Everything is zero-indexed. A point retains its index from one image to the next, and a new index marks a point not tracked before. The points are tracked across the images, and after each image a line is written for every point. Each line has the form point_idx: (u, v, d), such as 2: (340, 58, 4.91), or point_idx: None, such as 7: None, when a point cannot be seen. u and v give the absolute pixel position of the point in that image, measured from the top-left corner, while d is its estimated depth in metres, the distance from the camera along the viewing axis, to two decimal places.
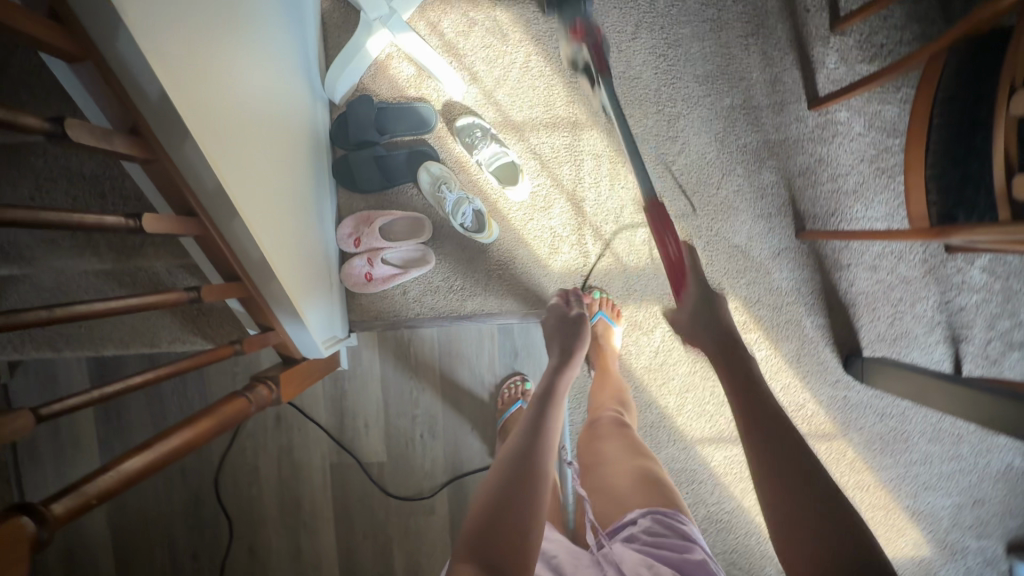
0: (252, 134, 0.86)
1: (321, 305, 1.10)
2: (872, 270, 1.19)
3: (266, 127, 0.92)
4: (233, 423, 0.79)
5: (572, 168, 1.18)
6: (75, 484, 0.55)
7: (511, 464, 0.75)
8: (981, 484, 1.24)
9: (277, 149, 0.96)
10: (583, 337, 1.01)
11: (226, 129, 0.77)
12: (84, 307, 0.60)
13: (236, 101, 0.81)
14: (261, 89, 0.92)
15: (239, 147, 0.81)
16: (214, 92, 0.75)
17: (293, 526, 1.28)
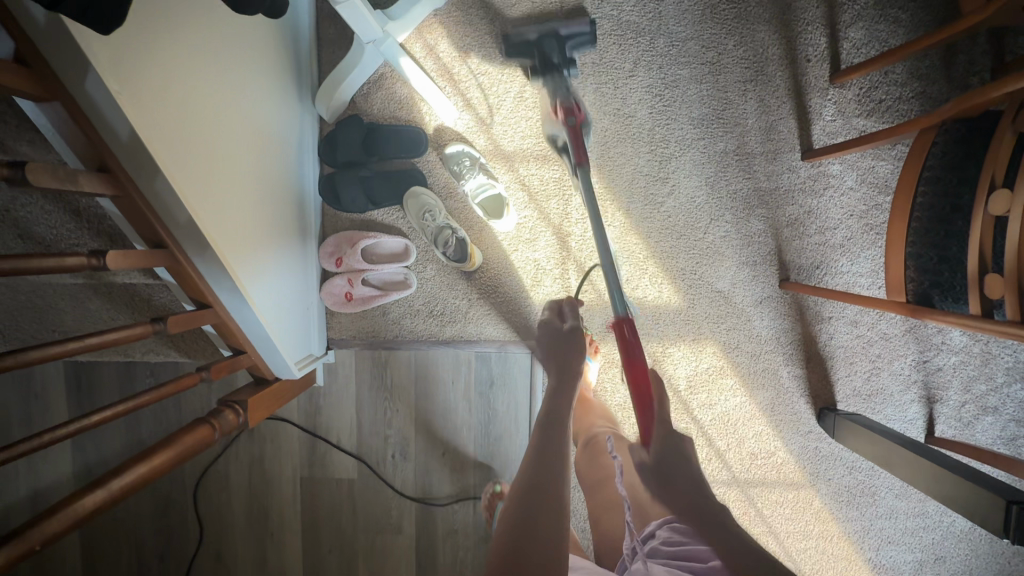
0: (236, 156, 0.85)
1: (298, 322, 1.09)
2: (852, 324, 1.19)
3: (252, 145, 0.91)
4: (192, 454, 0.79)
5: (559, 203, 1.17)
6: (19, 529, 0.54)
7: (521, 499, 0.69)
8: (944, 542, 1.24)
9: (262, 166, 0.95)
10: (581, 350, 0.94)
11: (204, 157, 0.76)
12: (58, 346, 0.59)
13: (220, 125, 0.80)
14: (250, 105, 0.90)
15: (219, 174, 0.80)
16: (194, 119, 0.73)
17: (260, 535, 1.29)
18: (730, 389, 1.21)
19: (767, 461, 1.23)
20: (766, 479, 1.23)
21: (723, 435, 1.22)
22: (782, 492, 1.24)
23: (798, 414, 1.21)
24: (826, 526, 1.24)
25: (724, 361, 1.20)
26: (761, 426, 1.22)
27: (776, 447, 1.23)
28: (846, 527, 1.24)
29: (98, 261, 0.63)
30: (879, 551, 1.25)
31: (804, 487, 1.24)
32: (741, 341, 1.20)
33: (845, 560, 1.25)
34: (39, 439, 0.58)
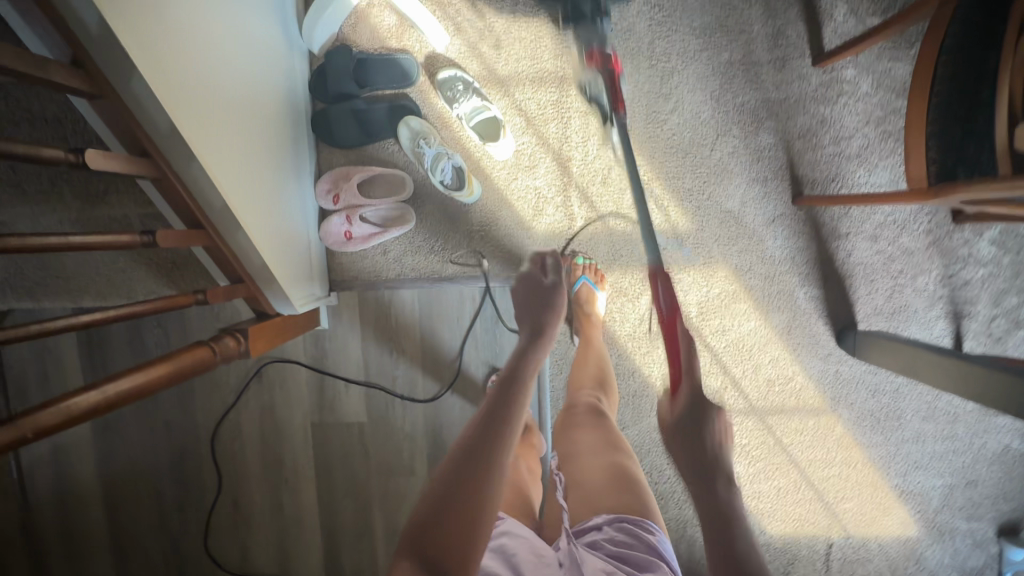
0: (217, 72, 0.82)
1: (298, 260, 1.08)
2: (871, 240, 1.13)
3: (236, 67, 0.88)
4: (192, 372, 0.79)
5: (558, 126, 1.13)
6: (11, 417, 0.54)
7: (470, 439, 0.63)
8: (975, 466, 1.19)
9: (249, 92, 0.92)
10: (557, 312, 0.93)
11: (183, 66, 0.73)
12: (38, 239, 0.58)
13: (197, 37, 0.78)
14: (229, 27, 0.88)
15: (203, 88, 0.78)
16: (167, 24, 0.71)
17: (275, 482, 1.30)
18: (743, 313, 1.17)
19: (785, 387, 1.19)
20: (784, 405, 1.20)
21: (738, 361, 1.18)
22: (802, 420, 1.20)
23: (816, 337, 1.17)
24: (849, 452, 1.20)
25: (736, 285, 1.16)
26: (777, 351, 1.18)
27: (793, 372, 1.18)
28: (869, 453, 1.20)
29: (77, 158, 0.61)
30: (905, 476, 1.21)
31: (824, 412, 1.19)
32: (754, 263, 1.15)
33: (870, 486, 1.21)
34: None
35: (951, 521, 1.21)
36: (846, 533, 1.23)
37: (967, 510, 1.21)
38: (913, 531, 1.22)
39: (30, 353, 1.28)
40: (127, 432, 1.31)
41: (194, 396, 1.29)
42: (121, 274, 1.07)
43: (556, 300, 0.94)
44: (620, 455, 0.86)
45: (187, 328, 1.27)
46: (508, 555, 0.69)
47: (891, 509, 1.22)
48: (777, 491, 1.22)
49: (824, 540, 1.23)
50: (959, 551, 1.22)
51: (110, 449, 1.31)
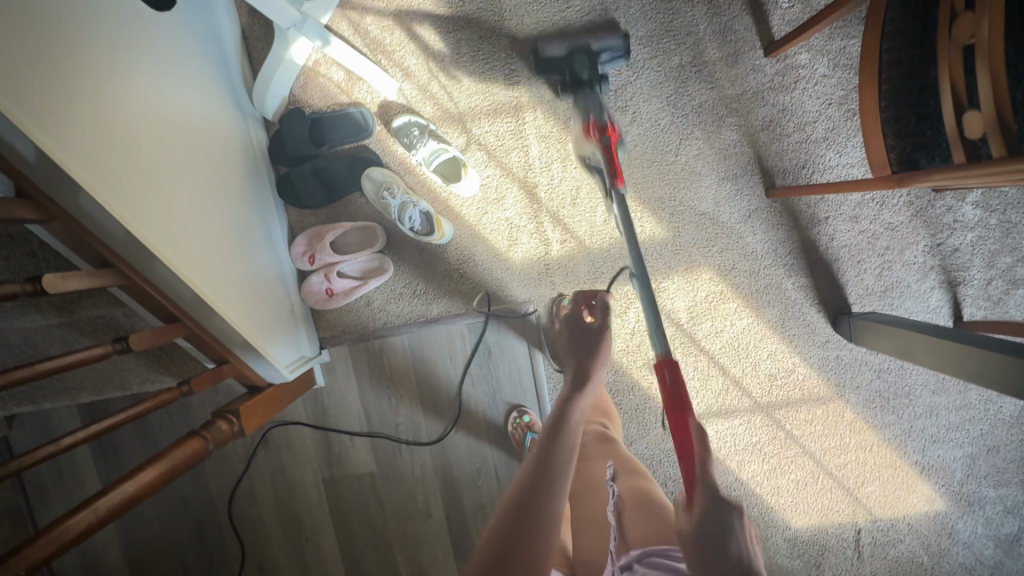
0: (173, 169, 0.83)
1: (280, 324, 1.07)
2: (852, 220, 1.11)
3: (191, 157, 0.89)
4: (188, 465, 0.80)
5: (520, 155, 1.13)
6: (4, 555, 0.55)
7: (511, 516, 0.64)
8: (993, 432, 1.17)
9: (206, 169, 0.93)
10: (602, 360, 0.86)
11: (138, 173, 0.75)
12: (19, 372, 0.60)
13: (146, 137, 0.79)
14: (183, 119, 0.90)
15: (161, 189, 0.79)
16: (117, 136, 0.72)
17: (296, 542, 1.30)
18: (734, 312, 1.15)
19: (787, 379, 1.17)
20: (790, 398, 1.18)
21: (737, 360, 1.17)
22: (810, 409, 1.18)
23: (811, 326, 1.15)
24: (863, 436, 1.18)
25: (723, 285, 1.14)
26: (775, 344, 1.16)
27: (794, 363, 1.16)
28: (884, 435, 1.18)
29: (34, 287, 0.62)
30: (924, 452, 1.18)
31: (832, 399, 1.17)
32: (736, 261, 1.14)
33: (889, 467, 1.19)
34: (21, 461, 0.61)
35: (978, 490, 1.19)
36: (872, 517, 1.21)
37: (993, 477, 1.18)
38: (941, 505, 1.20)
39: None
40: (147, 512, 1.33)
41: (205, 468, 1.30)
42: (112, 367, 1.07)
43: (603, 347, 0.86)
44: (642, 479, 0.87)
45: (189, 403, 1.29)
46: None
47: (914, 487, 1.19)
48: (796, 484, 1.20)
49: (851, 526, 1.21)
50: (992, 520, 1.20)
51: (132, 533, 1.32)
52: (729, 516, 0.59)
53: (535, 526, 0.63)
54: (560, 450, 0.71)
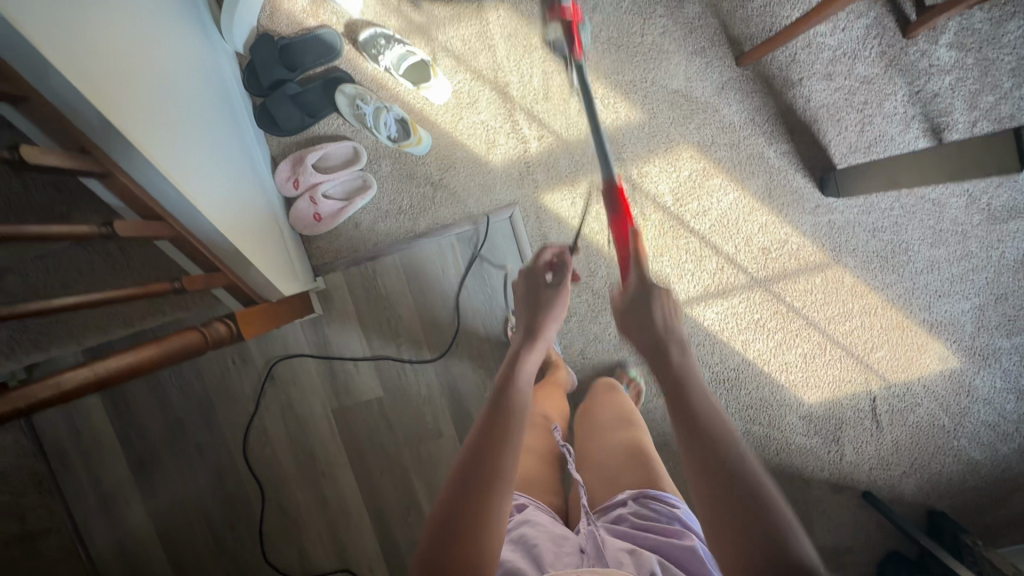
0: (151, 77, 0.84)
1: (268, 239, 1.09)
2: (827, 79, 1.11)
3: (168, 70, 0.90)
4: (186, 355, 0.83)
5: (487, 56, 1.15)
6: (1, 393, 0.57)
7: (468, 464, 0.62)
8: (1000, 279, 1.15)
9: (185, 86, 0.94)
10: (556, 312, 0.87)
11: (115, 71, 0.75)
12: (14, 227, 0.63)
13: (120, 42, 0.79)
14: (154, 35, 0.90)
15: (139, 90, 0.79)
16: (92, 33, 0.73)
17: (313, 477, 1.31)
18: (720, 188, 1.15)
19: (782, 251, 1.16)
20: (787, 270, 1.16)
21: (728, 238, 1.16)
22: (808, 279, 1.16)
23: (799, 192, 1.14)
24: (865, 299, 1.17)
25: (705, 162, 1.14)
26: (764, 216, 1.15)
27: (786, 233, 1.15)
28: (886, 296, 1.16)
29: (14, 157, 0.64)
30: (930, 309, 1.16)
31: (829, 265, 1.16)
32: (715, 135, 1.13)
33: (897, 329, 1.17)
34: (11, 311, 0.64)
35: (992, 342, 1.17)
36: (885, 383, 1.19)
37: (1005, 326, 1.16)
38: (955, 363, 1.18)
39: (58, 413, 1.33)
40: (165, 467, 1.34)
41: (217, 412, 1.32)
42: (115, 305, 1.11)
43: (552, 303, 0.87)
44: (637, 429, 0.93)
45: None
46: (528, 542, 0.68)
47: (925, 346, 1.17)
48: (803, 358, 1.19)
49: (865, 395, 1.20)
50: (1010, 372, 1.17)
51: (154, 487, 1.34)
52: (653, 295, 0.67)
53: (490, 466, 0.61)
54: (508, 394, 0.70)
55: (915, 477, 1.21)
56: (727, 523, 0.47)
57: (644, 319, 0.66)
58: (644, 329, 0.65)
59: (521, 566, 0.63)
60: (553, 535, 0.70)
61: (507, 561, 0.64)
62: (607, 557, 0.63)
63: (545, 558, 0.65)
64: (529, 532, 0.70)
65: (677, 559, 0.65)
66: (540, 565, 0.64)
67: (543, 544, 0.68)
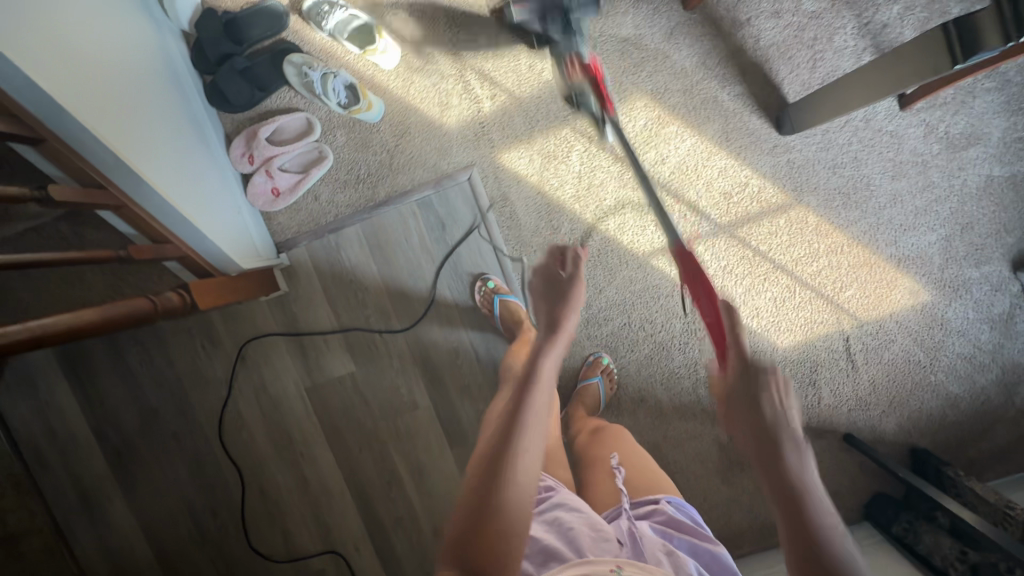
0: (92, 48, 0.84)
1: (220, 207, 1.08)
2: (774, 17, 1.11)
3: (112, 44, 0.90)
4: (129, 322, 0.82)
5: (434, 18, 1.16)
6: None
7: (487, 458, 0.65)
8: (964, 208, 1.15)
9: (132, 61, 0.94)
10: (575, 304, 0.83)
11: (52, 39, 0.75)
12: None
13: (58, 9, 0.78)
14: (95, 7, 0.89)
15: (78, 60, 0.79)
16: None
17: (292, 459, 1.29)
18: (677, 134, 1.14)
19: (743, 195, 1.15)
20: (750, 214, 1.15)
21: (690, 184, 1.15)
22: (773, 221, 1.16)
23: (755, 134, 1.13)
24: (830, 238, 1.16)
25: (659, 109, 1.13)
26: (723, 159, 1.14)
27: (746, 176, 1.15)
28: (852, 234, 1.16)
29: None
30: (897, 243, 1.16)
31: (792, 206, 1.15)
32: (668, 81, 1.13)
33: (865, 266, 1.16)
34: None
35: (962, 273, 1.16)
36: (858, 322, 1.17)
37: (973, 256, 1.15)
38: (926, 297, 1.17)
39: (30, 411, 1.28)
40: (144, 459, 1.30)
41: (190, 399, 1.29)
42: (74, 287, 1.09)
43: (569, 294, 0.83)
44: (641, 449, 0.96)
45: (164, 337, 1.29)
46: (563, 526, 0.71)
47: (896, 282, 1.17)
48: (775, 302, 1.17)
49: (839, 336, 1.18)
50: (982, 302, 1.16)
51: (134, 482, 1.30)
52: (757, 379, 0.62)
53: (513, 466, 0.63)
54: (530, 396, 0.69)
55: (895, 416, 1.18)
56: None
57: (748, 404, 0.62)
58: (753, 400, 0.62)
59: (557, 549, 0.67)
60: (589, 522, 0.72)
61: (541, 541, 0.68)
62: (647, 553, 0.67)
63: (580, 542, 0.67)
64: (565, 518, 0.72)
65: (705, 564, 0.72)
66: (578, 549, 0.66)
67: (579, 528, 0.70)
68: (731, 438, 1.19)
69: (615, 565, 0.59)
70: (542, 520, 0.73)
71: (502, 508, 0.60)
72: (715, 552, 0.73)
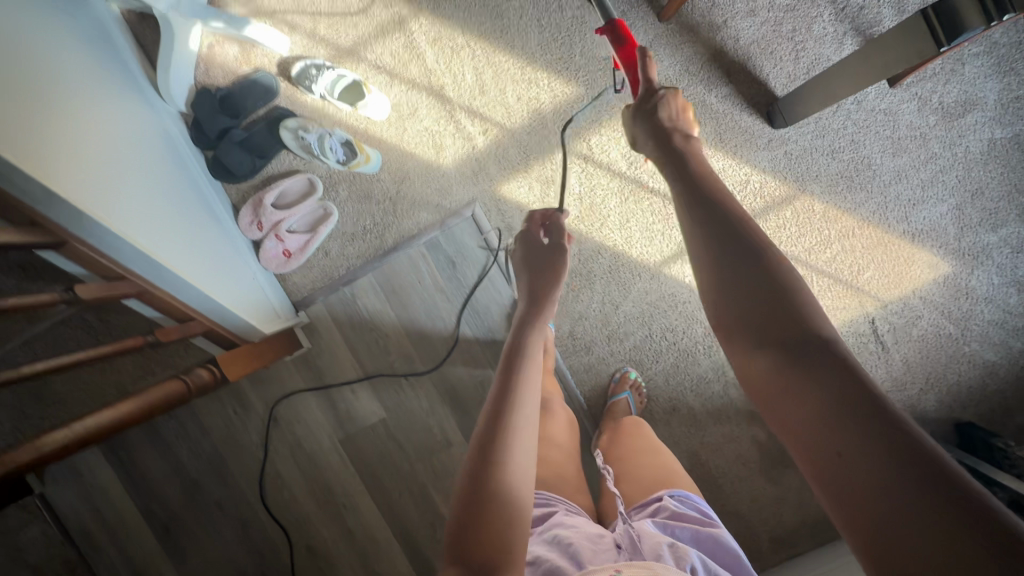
0: (106, 152, 0.88)
1: (237, 276, 1.11)
2: (750, 15, 1.13)
3: (121, 141, 0.94)
4: (168, 407, 0.86)
5: (418, 64, 1.19)
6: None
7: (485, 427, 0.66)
8: (971, 175, 1.13)
9: (140, 153, 0.98)
10: (555, 292, 0.89)
11: (67, 153, 0.79)
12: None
13: (70, 120, 0.82)
14: (103, 109, 0.93)
15: (92, 165, 0.83)
16: (39, 118, 0.76)
17: (335, 512, 1.29)
18: None
19: (746, 192, 1.15)
20: (755, 210, 1.15)
21: None
22: (778, 214, 1.15)
23: (749, 131, 1.14)
24: (840, 223, 1.15)
25: None
26: (720, 160, 1.15)
27: (746, 173, 1.15)
28: (861, 215, 1.15)
29: None
30: (908, 219, 1.15)
31: (796, 197, 1.15)
32: None
33: (879, 246, 1.15)
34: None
35: (979, 240, 1.14)
36: (881, 303, 1.16)
37: (988, 221, 1.14)
38: (946, 268, 1.15)
39: (79, 497, 1.29)
40: (191, 531, 1.30)
41: (230, 465, 1.31)
42: (108, 375, 1.11)
43: (558, 262, 0.89)
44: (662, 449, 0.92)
45: (198, 407, 1.31)
46: (564, 542, 0.67)
47: (912, 258, 1.15)
48: None
49: (864, 319, 1.16)
50: (1005, 266, 1.14)
51: (184, 556, 1.30)
52: (660, 98, 0.84)
53: (505, 437, 0.64)
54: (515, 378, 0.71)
55: (934, 392, 1.16)
56: (848, 409, 0.44)
57: (656, 124, 0.83)
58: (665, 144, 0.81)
59: (561, 564, 0.63)
60: (590, 536, 0.70)
61: (546, 561, 0.64)
62: (646, 551, 0.65)
63: (581, 553, 0.65)
64: (565, 531, 0.70)
65: (711, 552, 0.70)
66: (580, 564, 0.63)
67: (579, 542, 0.67)
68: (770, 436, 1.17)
69: (616, 568, 0.59)
70: (543, 539, 0.70)
71: (500, 483, 0.60)
72: (719, 538, 0.71)
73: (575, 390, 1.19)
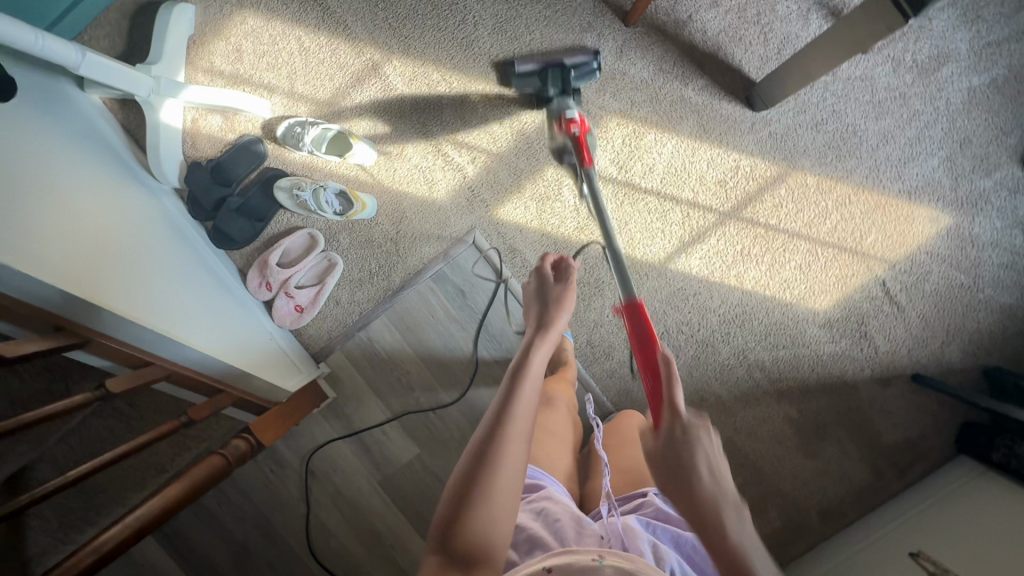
0: (114, 240, 0.90)
1: (252, 338, 1.13)
2: (713, 7, 1.15)
3: (126, 227, 0.96)
4: (208, 483, 0.87)
5: (398, 105, 1.21)
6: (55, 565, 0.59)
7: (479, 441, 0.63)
8: (956, 125, 1.14)
9: (144, 235, 1.00)
10: (564, 310, 0.86)
11: (78, 250, 0.81)
12: (11, 420, 0.66)
13: (75, 217, 0.84)
14: (102, 198, 0.95)
15: (100, 256, 0.85)
16: (47, 221, 0.78)
17: (385, 554, 1.27)
18: (656, 141, 1.16)
19: (738, 178, 1.16)
20: (750, 193, 1.16)
21: (683, 184, 1.16)
22: (773, 194, 1.16)
23: (731, 118, 1.15)
24: (835, 192, 1.16)
25: (633, 124, 1.16)
26: (708, 151, 1.16)
27: (736, 159, 1.16)
28: (854, 183, 1.16)
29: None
30: (902, 177, 1.16)
31: (788, 174, 1.16)
32: (633, 96, 1.16)
33: (878, 209, 1.16)
34: (31, 495, 0.66)
35: (975, 187, 1.15)
36: (888, 264, 1.17)
37: (981, 167, 1.15)
38: (947, 219, 1.16)
39: None
40: None
41: (274, 523, 1.29)
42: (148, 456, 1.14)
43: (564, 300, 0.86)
44: None
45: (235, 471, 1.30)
46: (551, 518, 0.71)
47: (912, 215, 1.16)
48: (801, 269, 1.17)
49: (874, 282, 1.17)
50: (1005, 207, 1.15)
51: None
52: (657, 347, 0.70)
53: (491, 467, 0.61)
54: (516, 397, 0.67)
55: (956, 343, 1.16)
56: None
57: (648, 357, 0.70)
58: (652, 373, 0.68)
59: (545, 540, 0.67)
60: (577, 516, 0.74)
61: (528, 531, 0.68)
62: (630, 547, 0.68)
63: (567, 533, 0.69)
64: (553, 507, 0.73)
65: (686, 555, 0.74)
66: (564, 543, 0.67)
67: (565, 519, 0.71)
68: (804, 412, 1.17)
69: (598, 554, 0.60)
70: (529, 508, 0.74)
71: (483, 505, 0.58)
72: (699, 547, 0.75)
73: (601, 396, 1.20)
